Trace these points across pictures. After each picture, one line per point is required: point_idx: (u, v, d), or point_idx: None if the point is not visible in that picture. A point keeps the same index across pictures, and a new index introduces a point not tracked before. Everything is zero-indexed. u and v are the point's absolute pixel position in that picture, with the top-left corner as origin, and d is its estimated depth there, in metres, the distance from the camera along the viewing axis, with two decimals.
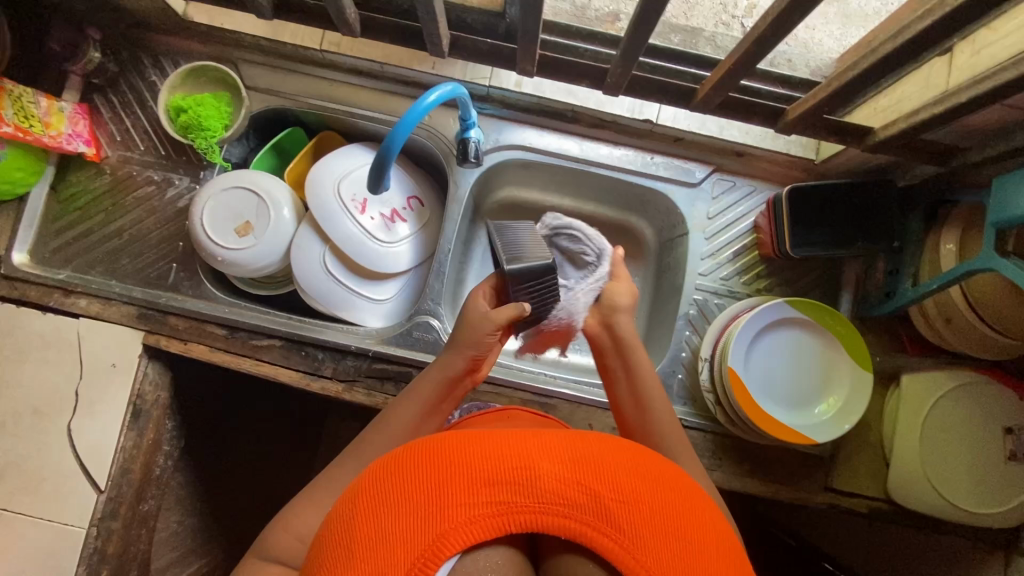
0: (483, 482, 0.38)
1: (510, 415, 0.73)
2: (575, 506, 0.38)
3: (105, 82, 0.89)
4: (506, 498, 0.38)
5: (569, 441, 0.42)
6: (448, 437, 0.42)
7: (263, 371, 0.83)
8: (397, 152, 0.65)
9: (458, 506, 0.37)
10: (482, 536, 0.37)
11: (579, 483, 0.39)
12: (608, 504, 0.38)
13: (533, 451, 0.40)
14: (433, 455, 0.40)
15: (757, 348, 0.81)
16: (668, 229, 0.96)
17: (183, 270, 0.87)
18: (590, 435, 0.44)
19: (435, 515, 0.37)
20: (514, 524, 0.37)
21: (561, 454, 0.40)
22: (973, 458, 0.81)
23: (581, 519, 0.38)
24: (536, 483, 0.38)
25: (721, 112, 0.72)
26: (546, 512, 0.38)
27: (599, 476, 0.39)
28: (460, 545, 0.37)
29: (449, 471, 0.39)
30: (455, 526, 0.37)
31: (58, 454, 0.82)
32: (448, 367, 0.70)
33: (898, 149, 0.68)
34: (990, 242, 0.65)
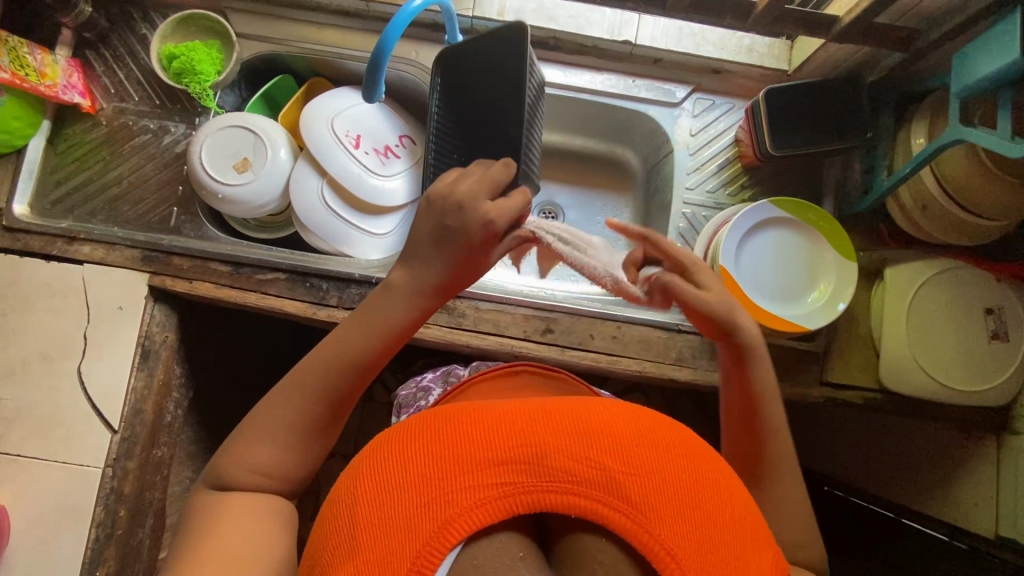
0: (488, 464, 0.40)
1: (516, 372, 0.74)
2: (582, 481, 0.40)
3: (96, 38, 0.91)
4: (512, 478, 0.40)
5: (572, 415, 0.44)
6: (450, 418, 0.44)
7: (269, 304, 0.85)
8: (389, 55, 0.67)
9: (464, 489, 0.39)
10: (490, 519, 0.39)
11: (585, 457, 0.41)
12: (616, 476, 0.40)
13: (536, 427, 0.42)
14: (438, 434, 0.42)
15: (746, 250, 0.84)
16: (654, 153, 0.99)
17: (184, 213, 0.89)
18: (594, 407, 0.46)
19: (441, 502, 0.39)
20: (521, 505, 0.40)
21: (564, 430, 0.42)
22: (959, 339, 0.84)
23: (588, 494, 0.40)
24: (543, 462, 0.40)
25: (694, 13, 0.75)
26: (552, 489, 0.40)
27: (605, 449, 0.41)
28: (467, 530, 0.38)
29: (455, 455, 0.41)
30: (462, 510, 0.39)
31: (70, 398, 0.83)
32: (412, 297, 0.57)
33: (862, 35, 0.72)
34: (956, 114, 0.69)
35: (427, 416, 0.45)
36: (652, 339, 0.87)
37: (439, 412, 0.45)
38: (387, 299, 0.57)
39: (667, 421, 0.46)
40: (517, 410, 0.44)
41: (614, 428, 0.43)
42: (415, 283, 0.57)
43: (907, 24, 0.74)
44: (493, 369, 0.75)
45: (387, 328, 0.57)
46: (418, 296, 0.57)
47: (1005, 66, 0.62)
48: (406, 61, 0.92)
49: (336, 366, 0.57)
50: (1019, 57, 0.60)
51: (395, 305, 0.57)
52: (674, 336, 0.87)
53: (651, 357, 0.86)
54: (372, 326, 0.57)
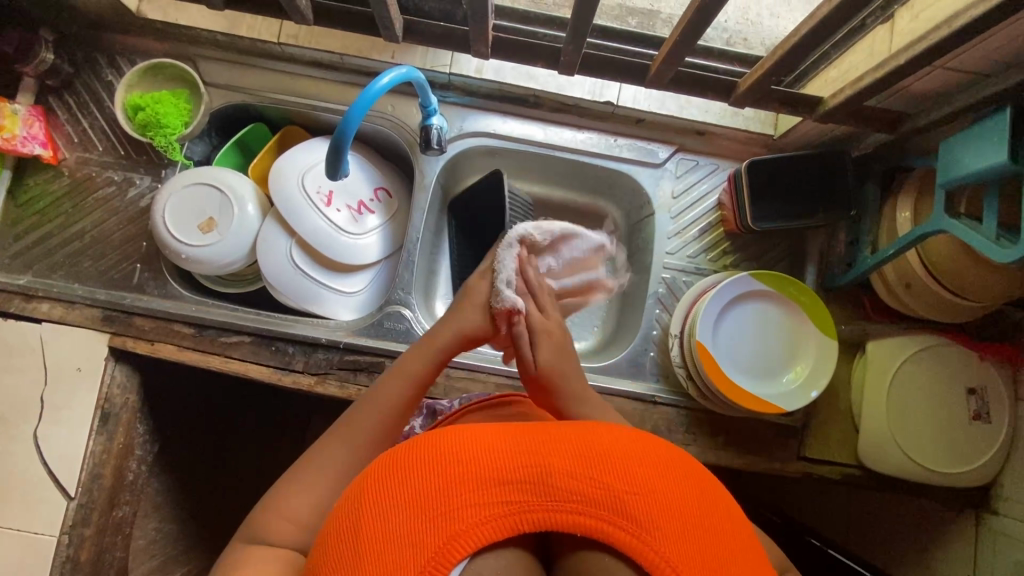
0: (495, 483, 0.41)
1: (512, 401, 0.71)
2: (587, 501, 0.41)
3: (60, 84, 0.88)
4: (519, 497, 0.41)
5: (574, 438, 0.45)
6: (454, 435, 0.44)
7: (232, 368, 0.83)
8: (352, 135, 0.65)
9: (471, 506, 0.41)
10: (496, 534, 0.41)
11: (590, 477, 0.42)
12: (618, 496, 0.42)
13: (541, 450, 0.43)
14: (441, 454, 0.43)
15: (725, 322, 0.82)
16: (635, 210, 0.97)
17: (147, 270, 0.86)
18: (592, 428, 0.47)
19: (449, 517, 0.40)
20: (525, 523, 0.41)
21: (569, 452, 0.43)
22: (938, 418, 0.83)
23: (592, 514, 0.41)
24: (549, 482, 0.42)
25: (674, 87, 0.73)
26: (557, 507, 0.41)
27: (609, 471, 0.43)
28: (474, 544, 0.40)
29: (463, 473, 0.42)
30: (471, 526, 0.40)
31: (26, 463, 0.80)
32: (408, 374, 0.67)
33: (847, 117, 0.70)
34: (940, 203, 0.67)
35: (431, 434, 0.45)
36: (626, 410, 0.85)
37: (444, 431, 0.45)
38: (418, 353, 0.69)
39: (663, 441, 0.48)
40: (522, 433, 0.45)
41: (615, 449, 0.44)
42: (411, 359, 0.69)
43: (895, 105, 0.72)
44: (488, 399, 0.72)
45: (415, 377, 0.68)
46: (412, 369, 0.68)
47: (991, 168, 0.59)
48: (382, 115, 0.90)
49: (373, 412, 0.65)
50: (1006, 159, 0.58)
51: (422, 355, 0.68)
52: (650, 407, 0.85)
53: None
54: (407, 379, 0.67)
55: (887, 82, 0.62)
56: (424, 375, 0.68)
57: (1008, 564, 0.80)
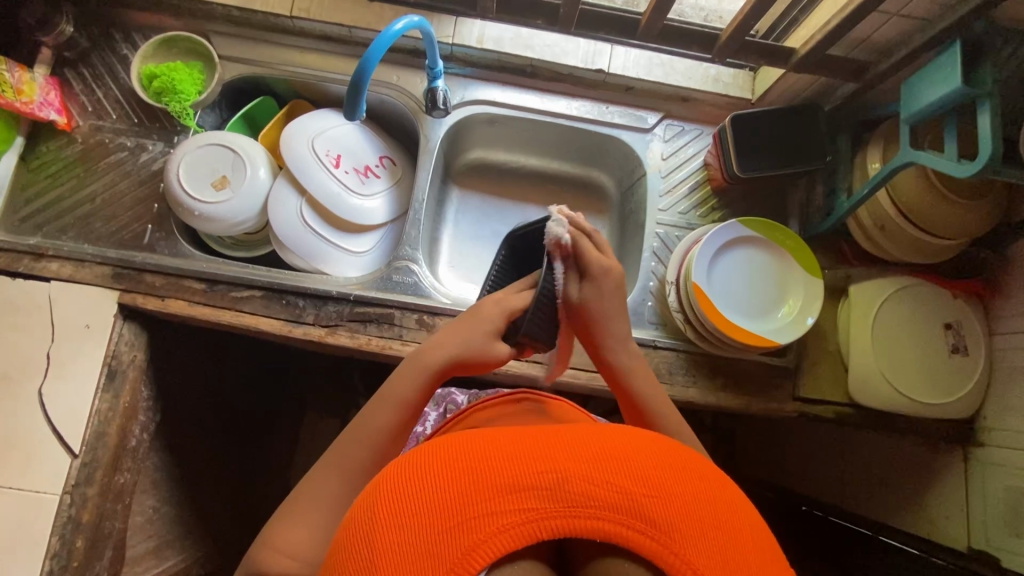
0: (513, 490, 0.40)
1: (515, 399, 0.74)
2: (605, 506, 0.40)
3: (76, 57, 0.92)
4: (535, 505, 0.40)
5: (587, 441, 0.44)
6: (468, 443, 0.43)
7: (244, 322, 0.84)
8: (370, 76, 0.69)
9: (486, 516, 0.39)
10: (515, 543, 0.39)
11: (608, 482, 0.41)
12: (639, 500, 0.41)
13: (558, 454, 0.42)
14: (454, 464, 0.41)
15: (717, 268, 0.87)
16: (627, 176, 1.03)
17: (158, 230, 0.88)
18: (606, 430, 0.46)
19: (466, 529, 0.39)
20: (545, 532, 0.40)
21: (583, 455, 0.42)
22: (921, 353, 0.88)
23: (612, 519, 0.40)
24: (568, 489, 0.40)
25: (662, 42, 0.79)
26: (577, 514, 0.40)
27: (628, 474, 0.42)
28: (491, 556, 0.39)
29: (476, 483, 0.40)
30: (488, 536, 0.39)
31: (29, 420, 0.80)
32: (402, 394, 0.66)
33: (818, 65, 0.77)
34: (906, 138, 0.74)
35: (442, 443, 0.44)
36: None
37: (452, 443, 0.44)
38: (408, 375, 0.67)
39: (677, 442, 0.47)
40: (534, 438, 0.44)
41: (632, 452, 0.43)
42: (402, 382, 0.67)
43: (859, 56, 0.80)
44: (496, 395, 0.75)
45: (406, 399, 0.66)
46: (404, 392, 0.66)
47: (948, 94, 0.66)
48: (388, 85, 0.94)
49: (379, 418, 0.65)
50: (960, 86, 0.65)
51: (411, 377, 0.67)
52: (651, 352, 0.88)
53: None
54: (392, 401, 0.66)
55: (849, 25, 0.69)
56: (414, 397, 0.67)
57: (999, 490, 0.84)
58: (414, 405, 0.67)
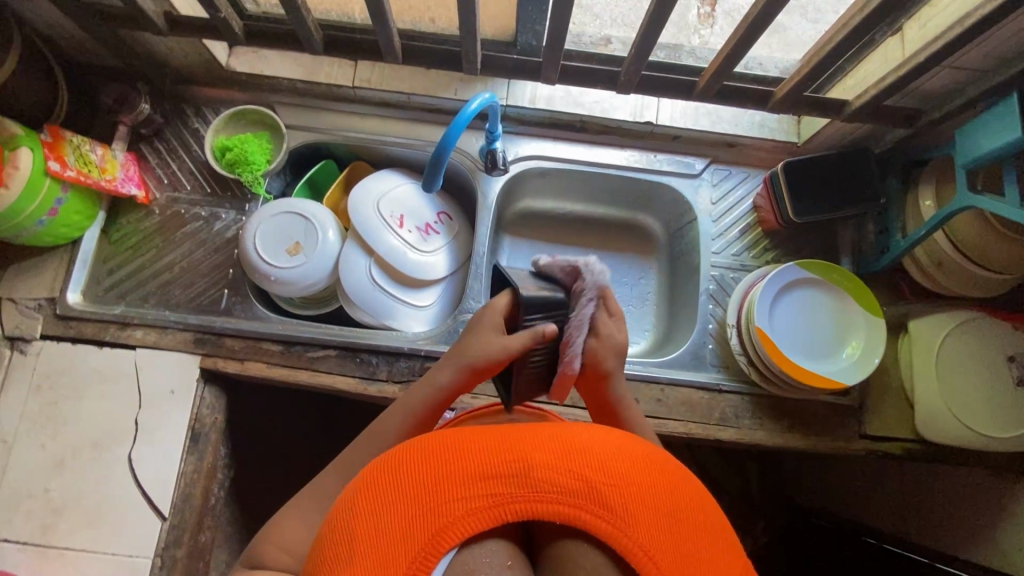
0: (478, 477, 0.41)
1: (505, 408, 0.71)
2: (566, 491, 0.40)
3: (151, 133, 0.97)
4: (500, 490, 0.40)
5: (556, 433, 0.44)
6: (444, 434, 0.44)
7: (321, 381, 0.87)
8: (449, 153, 0.73)
9: (453, 500, 0.40)
10: (479, 526, 0.40)
11: (571, 470, 0.41)
12: (598, 487, 0.41)
13: (524, 444, 0.42)
14: (429, 454, 0.43)
15: (778, 310, 0.89)
16: (676, 219, 1.05)
17: (234, 294, 0.92)
18: (579, 425, 0.46)
19: (433, 512, 0.40)
20: (507, 515, 0.40)
21: (551, 445, 0.43)
22: (987, 387, 0.88)
23: (572, 503, 0.40)
24: (529, 474, 0.41)
25: (718, 99, 0.83)
26: (537, 499, 0.40)
27: (592, 463, 0.42)
28: (458, 536, 0.39)
29: (446, 470, 0.41)
30: (456, 519, 0.40)
31: (120, 486, 0.82)
32: (409, 407, 0.68)
33: (871, 115, 0.80)
34: (963, 182, 0.75)
35: (422, 437, 0.45)
36: (694, 401, 0.90)
37: (433, 434, 0.45)
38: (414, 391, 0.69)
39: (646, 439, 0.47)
40: (503, 430, 0.44)
41: (600, 445, 0.44)
42: (408, 397, 0.69)
43: (909, 104, 0.83)
44: (484, 406, 0.72)
45: (413, 411, 0.68)
46: (413, 407, 0.68)
47: (1008, 143, 0.68)
48: None
49: (390, 425, 0.67)
50: (1021, 135, 0.67)
51: (423, 393, 0.68)
52: (716, 397, 0.90)
53: (695, 418, 0.89)
54: (405, 411, 0.68)
55: (905, 80, 0.72)
56: (426, 410, 0.68)
57: None
58: (422, 419, 0.68)
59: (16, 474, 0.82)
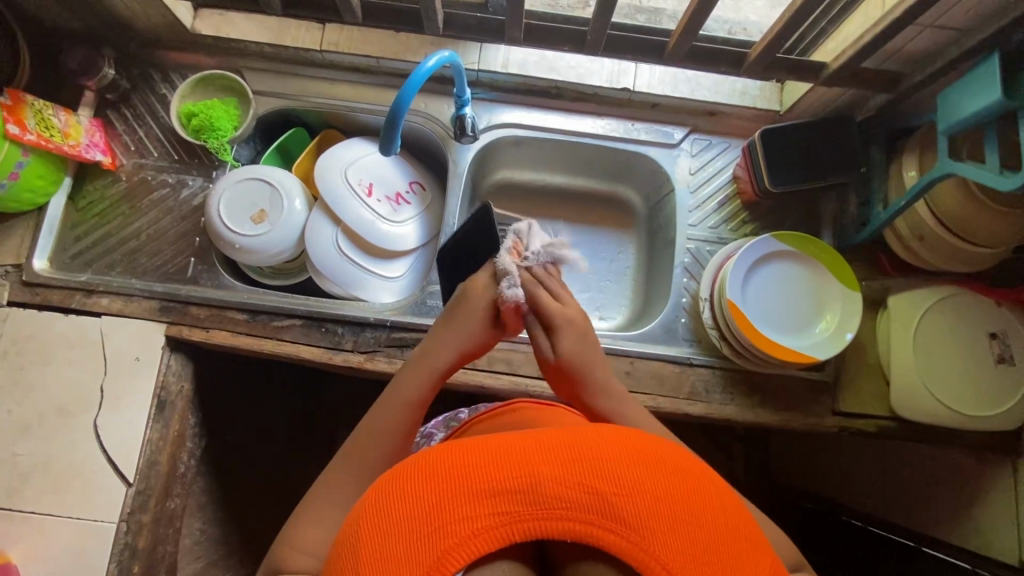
0: (484, 495, 0.43)
1: (514, 408, 0.74)
2: (575, 506, 0.42)
3: (117, 98, 0.95)
4: (511, 508, 0.42)
5: (565, 442, 0.46)
6: (450, 448, 0.46)
7: (286, 350, 0.86)
8: (405, 114, 0.71)
9: (462, 520, 0.42)
10: (488, 545, 0.42)
11: (579, 483, 0.43)
12: (608, 498, 0.42)
13: (531, 457, 0.44)
14: (432, 471, 0.44)
15: (752, 283, 0.86)
16: (655, 192, 1.03)
17: (200, 263, 0.91)
18: (588, 431, 0.48)
19: (439, 533, 0.42)
20: (516, 532, 0.42)
21: (558, 458, 0.44)
22: (966, 364, 0.86)
23: (583, 518, 0.42)
24: (538, 489, 0.43)
25: (691, 62, 0.79)
26: (546, 515, 0.42)
27: (600, 474, 0.43)
28: (467, 557, 0.41)
29: (452, 488, 0.43)
30: (462, 539, 0.42)
31: (85, 451, 0.83)
32: (407, 394, 0.68)
33: (849, 79, 0.77)
34: (944, 149, 0.72)
35: (428, 450, 0.47)
36: (664, 374, 0.88)
37: (439, 447, 0.47)
38: (410, 377, 0.69)
39: (660, 440, 0.49)
40: (509, 442, 0.46)
41: (610, 453, 0.45)
42: (401, 384, 0.69)
43: (892, 67, 0.79)
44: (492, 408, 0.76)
45: (413, 399, 0.68)
46: (412, 394, 0.68)
47: (987, 107, 0.65)
48: (415, 113, 0.96)
49: (388, 415, 0.66)
50: (1000, 98, 0.64)
51: (417, 378, 0.69)
52: (686, 371, 0.89)
53: (664, 392, 0.87)
54: (400, 403, 0.67)
55: (884, 40, 0.69)
56: (424, 395, 0.69)
57: None
58: (419, 406, 0.68)
59: None
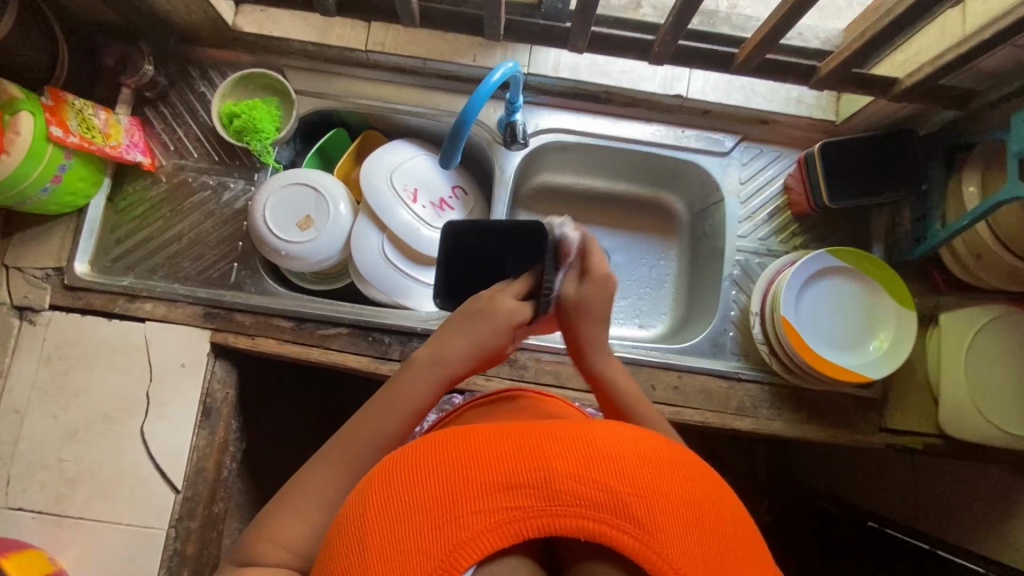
0: (498, 487, 0.39)
1: (510, 395, 0.71)
2: (590, 505, 0.38)
3: (156, 96, 0.93)
4: (523, 503, 0.38)
5: (579, 435, 0.42)
6: (460, 435, 0.42)
7: (333, 359, 0.86)
8: (470, 127, 0.69)
9: (472, 514, 0.38)
10: (499, 542, 0.38)
11: (596, 480, 0.39)
12: (625, 498, 0.39)
13: (545, 450, 0.40)
14: (443, 458, 0.40)
15: (804, 298, 0.85)
16: (700, 200, 1.01)
17: (243, 268, 0.90)
18: (603, 425, 0.43)
19: (449, 525, 0.38)
20: (528, 529, 0.38)
21: (573, 453, 0.40)
22: (1015, 384, 0.84)
23: (597, 518, 0.38)
24: (552, 485, 0.39)
25: (758, 74, 0.77)
26: (558, 512, 0.38)
27: (617, 472, 0.40)
28: (479, 553, 0.38)
29: (463, 479, 0.39)
30: (473, 533, 0.38)
31: (134, 458, 0.83)
32: (405, 398, 0.61)
33: (921, 96, 0.75)
34: (1014, 171, 0.70)
35: (434, 435, 0.43)
36: (713, 389, 0.88)
37: (447, 431, 0.43)
38: (414, 378, 0.62)
39: (673, 440, 0.45)
40: (522, 432, 0.42)
41: (623, 449, 0.41)
42: (404, 386, 0.62)
43: (963, 83, 0.77)
44: (488, 393, 0.72)
45: (414, 404, 0.61)
46: (413, 399, 0.61)
47: None
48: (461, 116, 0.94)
49: (389, 416, 0.59)
50: None
51: (425, 378, 0.62)
52: (735, 385, 0.88)
53: (712, 407, 0.87)
54: (404, 405, 0.60)
55: (968, 58, 0.67)
56: (425, 403, 0.62)
57: None
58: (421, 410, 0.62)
59: (31, 444, 0.82)
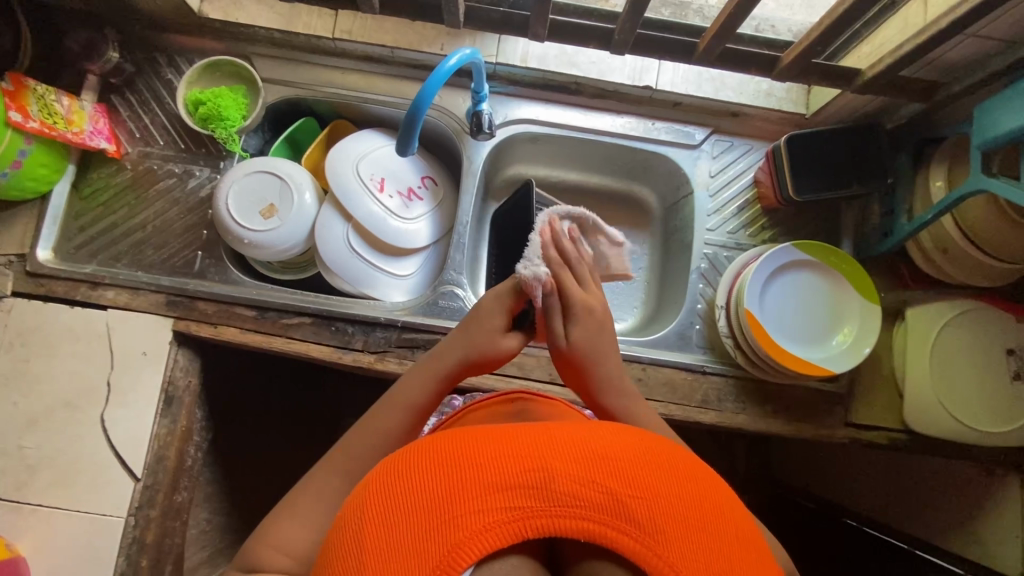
0: (497, 487, 0.37)
1: (510, 400, 0.70)
2: (590, 506, 0.37)
3: (121, 83, 0.92)
4: (522, 503, 0.37)
5: (578, 436, 0.41)
6: (460, 437, 0.41)
7: (294, 348, 0.85)
8: (424, 113, 0.68)
9: (471, 515, 0.37)
10: (500, 543, 0.36)
11: (596, 481, 0.38)
12: (624, 499, 0.38)
13: (543, 451, 0.39)
14: (442, 459, 0.39)
15: (769, 290, 0.85)
16: (672, 192, 1.00)
17: (208, 256, 0.89)
18: (600, 429, 0.43)
19: (447, 524, 0.36)
20: (529, 530, 0.37)
21: (571, 453, 0.39)
22: (981, 379, 0.84)
23: (598, 519, 0.37)
24: (551, 486, 0.38)
25: (721, 64, 0.77)
26: (560, 513, 0.37)
27: (616, 472, 0.39)
28: (478, 553, 0.36)
29: (463, 479, 0.38)
30: (472, 533, 0.36)
31: (93, 446, 0.82)
32: (408, 399, 0.63)
33: (884, 88, 0.74)
34: (978, 164, 0.70)
35: (434, 437, 0.42)
36: (677, 381, 0.87)
37: (449, 433, 0.42)
38: (417, 381, 0.64)
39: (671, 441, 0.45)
40: (523, 433, 0.41)
41: (621, 451, 0.40)
42: (406, 390, 0.64)
43: (928, 75, 0.77)
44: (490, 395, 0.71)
45: (416, 405, 0.63)
46: (414, 399, 0.63)
47: None
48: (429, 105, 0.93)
49: (395, 413, 0.62)
50: None
51: (422, 381, 0.64)
52: (700, 378, 0.88)
53: (676, 400, 0.86)
54: (404, 408, 0.62)
55: (927, 49, 0.66)
56: (426, 403, 0.64)
57: None
58: (424, 412, 0.64)
59: None
